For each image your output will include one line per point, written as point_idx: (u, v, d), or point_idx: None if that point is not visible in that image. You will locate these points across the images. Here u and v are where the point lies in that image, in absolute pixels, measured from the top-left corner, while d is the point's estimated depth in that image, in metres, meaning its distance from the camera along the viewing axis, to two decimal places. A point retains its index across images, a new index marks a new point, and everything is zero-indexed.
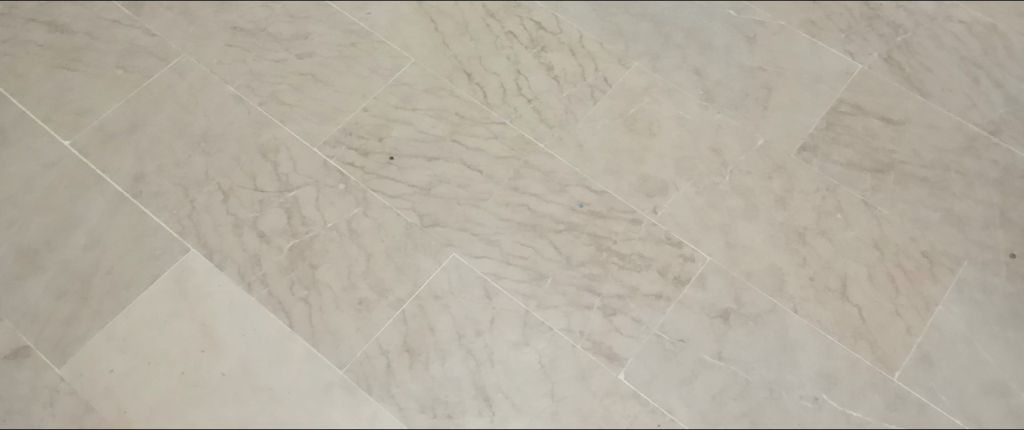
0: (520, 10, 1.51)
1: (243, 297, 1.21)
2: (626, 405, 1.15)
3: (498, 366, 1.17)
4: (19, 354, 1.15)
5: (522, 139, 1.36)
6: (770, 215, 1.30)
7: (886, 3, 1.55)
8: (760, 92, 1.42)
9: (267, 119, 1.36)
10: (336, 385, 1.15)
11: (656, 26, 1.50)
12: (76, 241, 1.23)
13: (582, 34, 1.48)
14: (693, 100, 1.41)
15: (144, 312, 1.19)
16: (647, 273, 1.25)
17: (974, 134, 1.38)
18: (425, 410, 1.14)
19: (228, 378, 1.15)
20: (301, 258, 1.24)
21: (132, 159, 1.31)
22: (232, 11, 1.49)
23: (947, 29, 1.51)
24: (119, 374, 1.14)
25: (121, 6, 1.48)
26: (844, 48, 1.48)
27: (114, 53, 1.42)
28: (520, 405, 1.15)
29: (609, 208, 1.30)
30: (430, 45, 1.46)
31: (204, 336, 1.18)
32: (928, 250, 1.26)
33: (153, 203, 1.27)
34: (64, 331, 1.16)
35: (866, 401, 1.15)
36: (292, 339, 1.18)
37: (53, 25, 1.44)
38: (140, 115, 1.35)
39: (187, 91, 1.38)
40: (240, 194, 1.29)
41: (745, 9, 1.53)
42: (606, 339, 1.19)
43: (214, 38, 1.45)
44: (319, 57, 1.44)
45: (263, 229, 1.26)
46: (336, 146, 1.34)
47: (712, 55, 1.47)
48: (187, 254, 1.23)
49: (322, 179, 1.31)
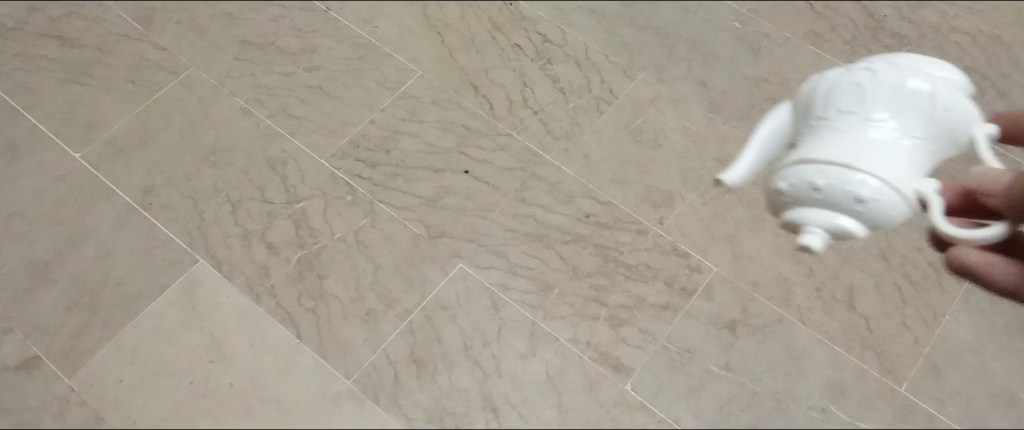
0: (525, 23, 1.52)
1: (251, 308, 1.21)
2: (634, 416, 1.15)
3: (505, 377, 1.17)
4: (29, 365, 1.15)
5: (528, 151, 1.37)
6: (777, 225, 1.29)
7: (890, 15, 1.55)
8: (765, 103, 1.43)
9: (275, 132, 1.37)
10: (344, 395, 1.16)
11: (661, 38, 1.51)
12: (86, 253, 1.24)
13: (588, 46, 1.49)
14: (698, 111, 1.42)
15: (153, 323, 1.19)
16: (654, 284, 1.25)
17: None
18: (433, 421, 1.15)
19: (235, 389, 1.16)
20: (309, 269, 1.25)
21: (141, 172, 1.32)
22: (241, 26, 1.50)
23: (951, 39, 1.52)
24: (129, 386, 1.15)
25: (130, 21, 1.49)
26: (848, 60, 1.49)
27: (124, 68, 1.43)
28: (527, 415, 1.15)
29: (615, 219, 1.30)
30: (436, 58, 1.47)
31: (213, 347, 1.18)
32: (935, 260, 1.24)
33: (162, 216, 1.28)
34: (73, 343, 1.17)
35: (873, 412, 1.15)
36: (299, 350, 1.18)
37: (63, 40, 1.46)
38: (149, 128, 1.37)
39: (195, 105, 1.40)
40: (249, 206, 1.30)
41: (749, 21, 1.54)
42: (612, 350, 1.19)
43: (222, 52, 1.46)
44: (327, 70, 1.45)
45: (271, 240, 1.27)
46: (344, 158, 1.35)
47: (717, 67, 1.48)
48: (196, 266, 1.24)
49: (329, 191, 1.32)
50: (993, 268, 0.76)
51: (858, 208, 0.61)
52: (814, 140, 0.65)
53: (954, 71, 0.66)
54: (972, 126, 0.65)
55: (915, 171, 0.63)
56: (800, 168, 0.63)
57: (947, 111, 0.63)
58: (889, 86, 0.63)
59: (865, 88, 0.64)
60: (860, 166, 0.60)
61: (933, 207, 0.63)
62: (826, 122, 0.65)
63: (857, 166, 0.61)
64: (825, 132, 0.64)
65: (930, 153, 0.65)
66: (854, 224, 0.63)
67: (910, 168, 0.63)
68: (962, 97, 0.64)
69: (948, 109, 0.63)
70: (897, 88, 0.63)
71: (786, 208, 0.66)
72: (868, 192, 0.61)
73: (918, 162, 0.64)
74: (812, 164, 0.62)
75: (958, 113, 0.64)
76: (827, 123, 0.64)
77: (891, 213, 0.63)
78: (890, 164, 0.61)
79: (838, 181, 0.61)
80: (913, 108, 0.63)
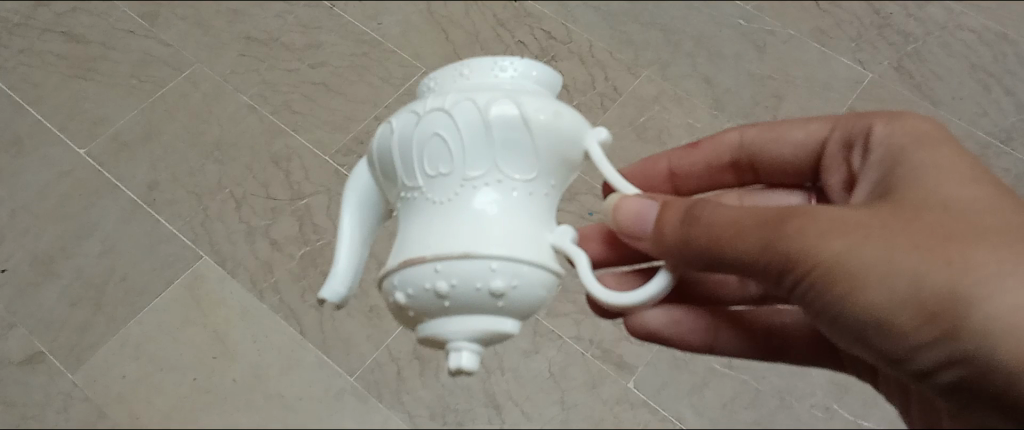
0: (530, 20, 1.52)
1: (255, 304, 1.22)
2: (637, 414, 1.16)
3: (508, 374, 1.18)
4: (34, 360, 1.16)
5: None
6: None
7: (895, 11, 1.55)
8: (769, 100, 1.43)
9: (279, 128, 1.37)
10: (347, 392, 1.16)
11: (665, 35, 1.51)
12: (90, 248, 1.24)
13: (592, 43, 1.49)
14: (702, 108, 1.42)
15: (156, 319, 1.19)
16: None
17: (985, 142, 1.38)
18: (436, 417, 1.16)
19: (239, 385, 1.17)
20: (313, 265, 1.24)
21: (146, 168, 1.33)
22: (245, 22, 1.50)
23: (958, 37, 1.51)
24: (132, 381, 1.16)
25: (135, 16, 1.49)
26: (854, 57, 1.48)
27: (128, 64, 1.43)
28: (530, 413, 1.16)
29: None
30: (441, 54, 1.47)
31: (217, 343, 1.19)
32: None
33: (166, 211, 1.29)
34: (77, 338, 1.17)
35: (877, 410, 1.15)
36: (303, 346, 1.19)
37: (68, 35, 1.46)
38: (154, 124, 1.37)
39: (200, 101, 1.40)
40: (253, 202, 1.30)
41: (754, 17, 1.53)
42: (616, 347, 1.19)
43: (227, 48, 1.46)
44: (331, 66, 1.45)
45: (275, 236, 1.27)
46: (348, 154, 1.35)
47: (721, 64, 1.47)
48: (200, 262, 1.24)
49: (333, 187, 1.32)
50: (681, 323, 0.81)
51: (502, 303, 0.53)
52: (420, 226, 0.56)
53: (530, 66, 0.59)
54: (580, 138, 0.59)
55: (543, 226, 0.57)
56: (411, 274, 0.54)
57: (544, 145, 0.56)
58: (468, 133, 0.54)
59: (444, 142, 0.55)
60: (478, 253, 0.52)
61: (584, 265, 0.56)
62: (422, 195, 0.57)
63: (476, 255, 0.52)
64: (426, 212, 0.56)
65: (551, 187, 0.58)
66: (509, 321, 0.55)
67: (527, 222, 0.56)
68: (556, 117, 0.56)
69: (546, 138, 0.56)
70: (480, 128, 0.54)
71: (420, 319, 0.56)
72: (496, 281, 0.52)
73: (541, 204, 0.58)
74: (422, 266, 0.53)
75: (560, 129, 0.56)
76: (424, 194, 0.56)
77: (543, 290, 0.56)
78: (509, 237, 0.54)
79: (459, 278, 0.52)
80: (504, 151, 0.55)
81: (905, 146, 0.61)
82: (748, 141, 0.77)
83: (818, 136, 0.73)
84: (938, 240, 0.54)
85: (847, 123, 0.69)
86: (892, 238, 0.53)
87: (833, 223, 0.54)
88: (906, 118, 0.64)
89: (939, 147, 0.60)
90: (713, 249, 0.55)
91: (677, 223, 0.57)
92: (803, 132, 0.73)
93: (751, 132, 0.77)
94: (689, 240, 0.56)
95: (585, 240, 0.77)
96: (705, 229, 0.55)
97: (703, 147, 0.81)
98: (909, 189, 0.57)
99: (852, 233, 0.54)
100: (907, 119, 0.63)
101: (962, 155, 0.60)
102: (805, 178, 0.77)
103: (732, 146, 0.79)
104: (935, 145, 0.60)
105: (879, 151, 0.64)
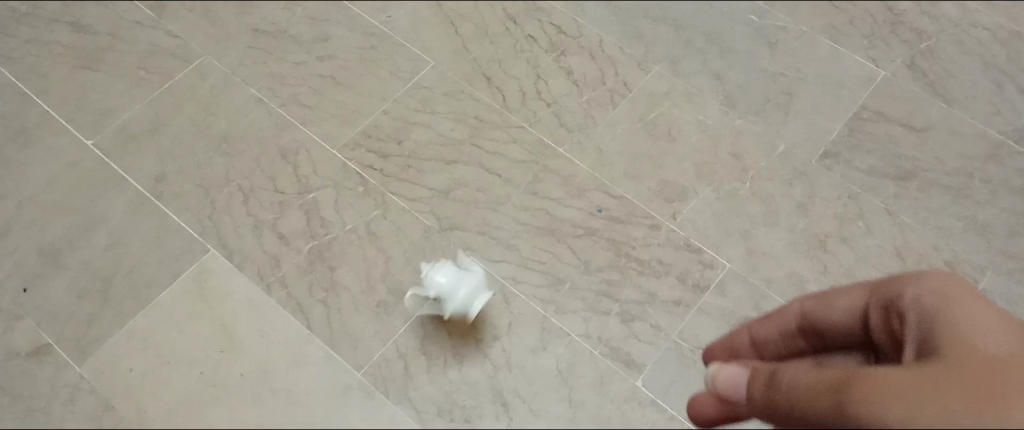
0: (539, 14, 1.51)
1: (262, 298, 1.21)
2: (644, 412, 1.14)
3: (516, 371, 1.17)
4: (41, 352, 1.15)
5: (541, 143, 1.36)
6: (791, 221, 1.29)
7: (909, 8, 1.53)
8: (782, 97, 1.42)
9: (287, 121, 1.37)
10: (354, 387, 1.15)
11: (676, 30, 1.49)
12: (96, 241, 1.24)
13: (603, 38, 1.48)
14: (713, 105, 1.41)
15: (163, 313, 1.19)
16: (666, 280, 1.24)
17: (998, 141, 1.37)
18: (443, 414, 1.14)
19: (246, 379, 1.15)
20: (321, 259, 1.24)
21: (153, 160, 1.32)
22: (253, 13, 1.49)
23: (972, 35, 1.49)
24: (139, 375, 1.15)
25: (143, 8, 1.49)
26: (866, 54, 1.47)
27: (136, 54, 1.43)
28: (538, 410, 1.14)
29: (628, 212, 1.30)
30: (450, 48, 1.46)
31: (224, 336, 1.18)
32: (951, 258, 1.25)
33: (173, 204, 1.28)
34: (84, 331, 1.17)
35: None
36: (310, 341, 1.18)
37: (75, 26, 1.45)
38: (161, 116, 1.36)
39: (208, 93, 1.39)
40: (261, 195, 1.30)
41: (766, 13, 1.52)
42: (623, 346, 1.19)
43: (235, 40, 1.46)
44: (340, 59, 1.44)
45: (282, 230, 1.27)
46: (356, 148, 1.34)
47: (733, 60, 1.46)
48: (207, 255, 1.24)
49: (341, 181, 1.31)
50: None
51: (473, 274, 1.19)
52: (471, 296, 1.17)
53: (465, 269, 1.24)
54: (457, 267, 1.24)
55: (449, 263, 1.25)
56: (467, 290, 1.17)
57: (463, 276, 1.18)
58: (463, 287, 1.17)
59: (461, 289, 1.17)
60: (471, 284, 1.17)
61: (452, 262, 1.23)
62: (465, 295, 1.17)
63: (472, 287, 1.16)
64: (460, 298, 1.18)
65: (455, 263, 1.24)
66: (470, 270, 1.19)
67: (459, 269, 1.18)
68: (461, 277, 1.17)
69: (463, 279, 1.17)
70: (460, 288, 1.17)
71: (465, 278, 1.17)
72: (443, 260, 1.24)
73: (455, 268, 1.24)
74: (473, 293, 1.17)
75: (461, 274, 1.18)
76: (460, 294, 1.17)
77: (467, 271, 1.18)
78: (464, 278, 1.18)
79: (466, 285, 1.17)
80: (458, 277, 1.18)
81: (919, 305, 0.66)
82: (808, 311, 0.78)
83: (861, 302, 0.73)
84: (962, 384, 0.58)
85: (918, 296, 0.67)
86: (929, 386, 0.58)
87: (880, 386, 0.57)
88: (922, 281, 0.68)
89: (963, 296, 0.66)
90: (803, 409, 0.60)
91: (766, 387, 0.64)
92: (847, 300, 0.74)
93: (810, 302, 0.78)
94: (775, 402, 0.62)
95: (738, 384, 0.67)
96: (786, 395, 0.61)
97: (774, 317, 0.82)
98: (937, 343, 0.62)
99: (899, 392, 0.57)
100: (924, 279, 0.68)
101: (975, 306, 0.65)
102: (856, 342, 0.76)
103: (748, 344, 0.85)
104: (957, 308, 0.65)
105: (908, 313, 0.67)
